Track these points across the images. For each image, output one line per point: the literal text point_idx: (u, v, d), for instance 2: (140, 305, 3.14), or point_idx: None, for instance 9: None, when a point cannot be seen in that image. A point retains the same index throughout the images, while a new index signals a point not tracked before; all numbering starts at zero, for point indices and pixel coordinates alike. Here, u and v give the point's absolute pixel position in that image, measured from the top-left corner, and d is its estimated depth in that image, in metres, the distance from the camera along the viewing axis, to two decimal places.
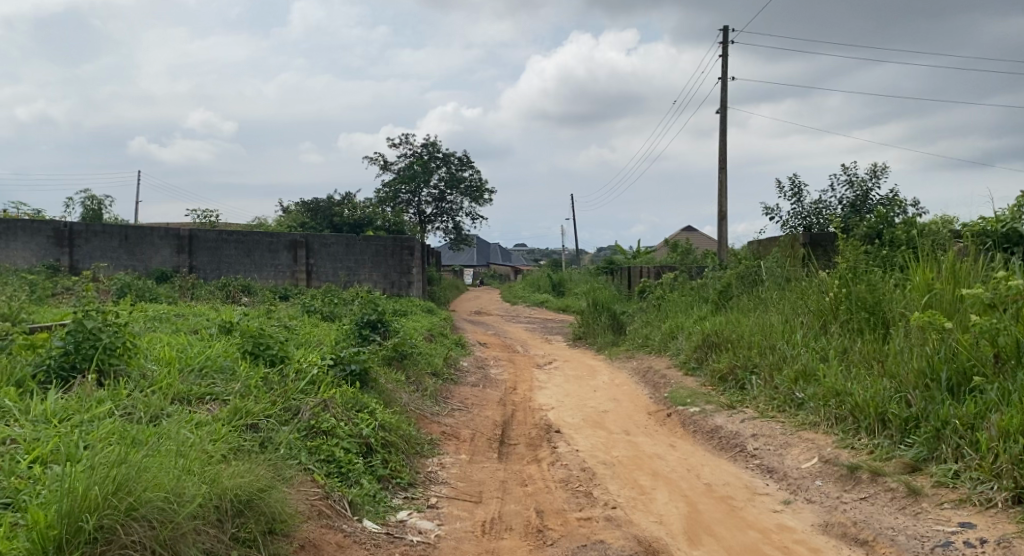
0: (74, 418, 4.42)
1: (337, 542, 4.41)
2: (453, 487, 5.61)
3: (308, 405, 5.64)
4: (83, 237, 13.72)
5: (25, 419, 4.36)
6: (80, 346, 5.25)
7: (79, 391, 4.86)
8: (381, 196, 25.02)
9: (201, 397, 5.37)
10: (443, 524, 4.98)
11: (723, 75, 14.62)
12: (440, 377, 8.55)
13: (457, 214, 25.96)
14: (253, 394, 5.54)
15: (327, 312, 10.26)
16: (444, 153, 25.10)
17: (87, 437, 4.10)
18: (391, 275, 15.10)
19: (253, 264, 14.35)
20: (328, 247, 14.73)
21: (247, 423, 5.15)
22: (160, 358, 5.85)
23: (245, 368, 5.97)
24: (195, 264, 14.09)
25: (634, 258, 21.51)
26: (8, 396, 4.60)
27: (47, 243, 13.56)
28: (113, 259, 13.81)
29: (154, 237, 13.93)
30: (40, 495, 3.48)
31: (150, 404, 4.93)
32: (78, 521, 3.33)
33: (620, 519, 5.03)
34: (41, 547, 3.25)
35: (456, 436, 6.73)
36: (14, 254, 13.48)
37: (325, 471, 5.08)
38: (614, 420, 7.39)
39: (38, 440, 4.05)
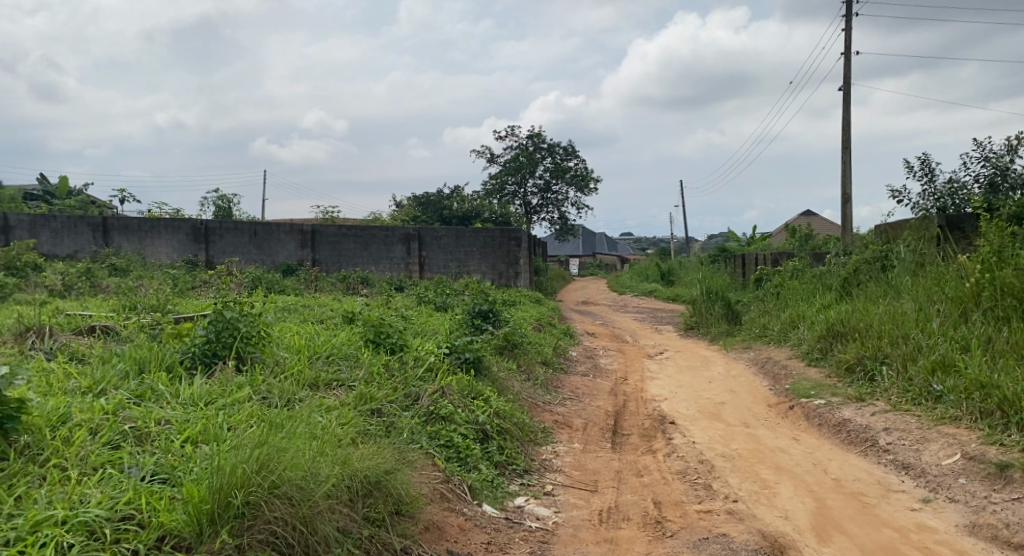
0: (219, 402, 4.71)
1: (459, 525, 4.51)
2: (568, 475, 5.62)
3: (427, 391, 5.79)
4: (217, 233, 14.55)
5: (176, 402, 4.66)
6: (221, 335, 5.57)
7: (222, 376, 5.17)
8: (489, 189, 25.34)
9: (329, 383, 5.61)
10: (560, 512, 5.00)
11: (846, 49, 13.92)
12: (550, 367, 8.59)
13: (563, 205, 25.88)
14: (377, 381, 5.74)
15: (439, 301, 10.46)
16: (549, 144, 24.98)
17: (231, 420, 4.37)
18: (499, 266, 15.18)
19: (370, 256, 14.82)
20: (439, 240, 14.98)
21: (372, 408, 5.33)
22: (291, 346, 6.12)
23: (368, 355, 6.20)
24: (318, 258, 14.68)
25: (749, 244, 20.89)
26: (161, 380, 4.93)
27: (186, 239, 14.47)
28: (244, 254, 14.58)
29: (280, 233, 14.63)
30: (193, 471, 3.70)
31: (284, 389, 5.18)
32: (228, 496, 3.51)
33: (742, 512, 4.91)
34: (196, 520, 3.42)
35: (569, 425, 6.74)
36: (158, 250, 14.42)
37: (445, 456, 5.20)
38: (732, 412, 7.21)
39: (188, 421, 4.31)
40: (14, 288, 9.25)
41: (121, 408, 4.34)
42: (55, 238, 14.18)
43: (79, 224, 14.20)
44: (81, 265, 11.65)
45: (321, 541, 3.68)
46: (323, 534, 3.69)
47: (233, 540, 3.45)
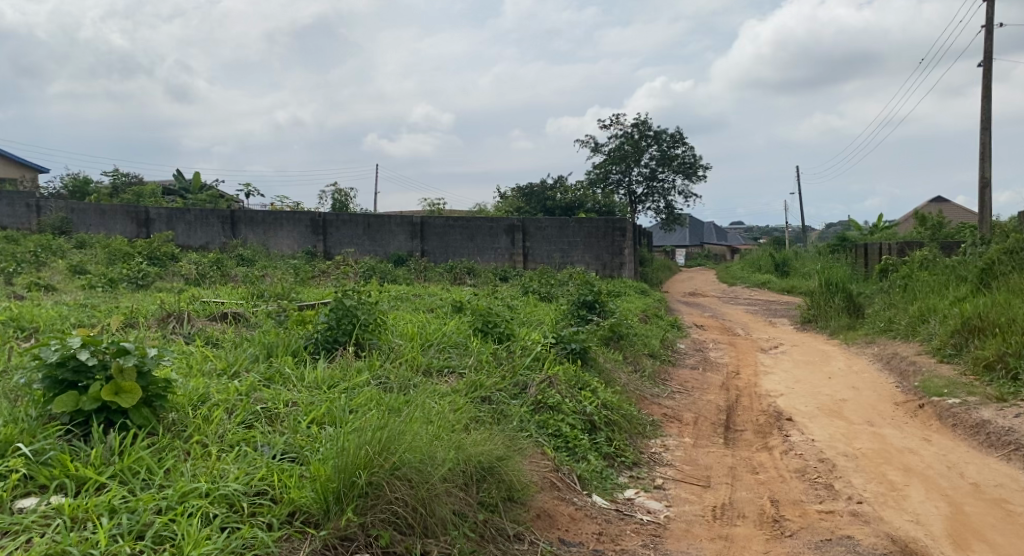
0: (340, 386, 4.89)
1: (570, 514, 4.52)
2: (679, 469, 5.52)
3: (534, 380, 5.82)
4: (335, 225, 15.08)
5: (302, 385, 4.87)
6: (341, 322, 5.77)
7: (342, 360, 5.37)
8: (592, 178, 25.27)
9: (441, 369, 5.73)
10: (672, 506, 4.93)
11: (987, 22, 13.03)
12: (658, 359, 8.47)
13: (669, 194, 25.40)
14: (486, 369, 5.82)
15: (544, 292, 10.47)
16: (655, 131, 24.53)
17: (352, 403, 4.53)
18: (603, 256, 14.59)
19: (475, 247, 14.88)
20: (543, 230, 14.67)
21: (482, 395, 5.41)
22: (404, 333, 6.28)
23: (477, 344, 6.29)
24: (426, 249, 14.99)
25: (872, 234, 19.92)
26: (289, 364, 5.17)
27: (306, 231, 15.11)
28: (358, 245, 15.07)
29: (392, 224, 15.03)
30: (319, 452, 3.85)
31: (400, 375, 5.33)
32: (352, 476, 3.62)
33: (869, 515, 4.70)
34: (325, 497, 3.56)
35: (679, 419, 6.62)
36: (280, 242, 15.15)
37: (554, 445, 5.23)
38: (854, 409, 6.91)
39: (313, 403, 4.51)
40: (154, 276, 9.91)
41: (253, 390, 4.58)
42: (189, 231, 15.39)
43: (210, 216, 15.28)
44: (212, 255, 12.35)
45: (439, 523, 3.77)
46: (440, 517, 3.77)
47: (357, 518, 3.56)
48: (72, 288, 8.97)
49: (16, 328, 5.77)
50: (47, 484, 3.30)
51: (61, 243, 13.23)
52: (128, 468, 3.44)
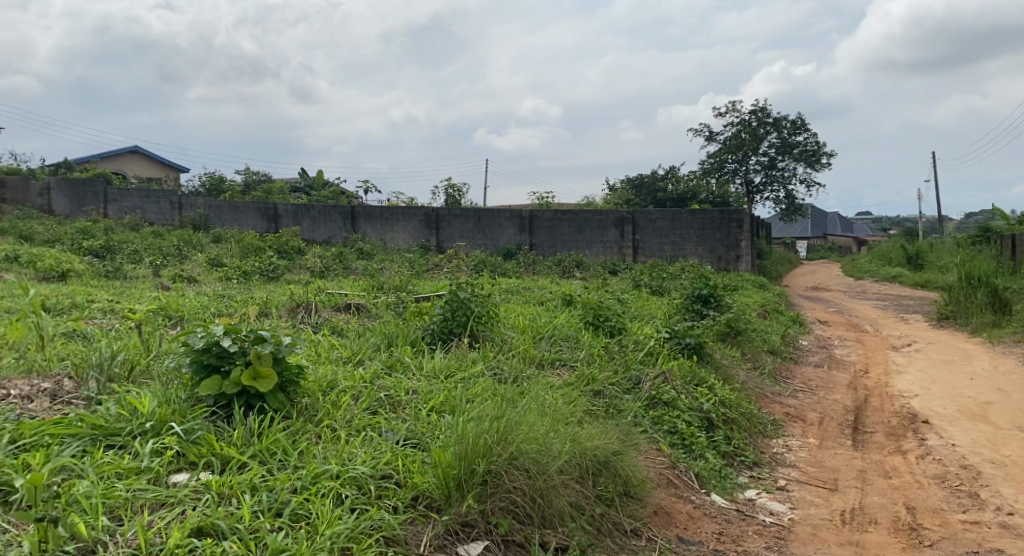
0: (455, 376, 5.00)
1: (688, 512, 4.47)
2: (803, 470, 5.34)
3: (648, 375, 5.76)
4: (446, 220, 15.42)
5: (419, 374, 5.01)
6: (456, 313, 5.87)
7: (457, 352, 5.48)
8: (707, 167, 24.74)
9: (553, 362, 5.77)
10: (795, 508, 4.78)
11: None
12: (778, 356, 8.22)
13: (790, 182, 24.51)
14: (598, 363, 5.81)
15: (656, 285, 10.34)
16: (775, 118, 23.70)
17: (468, 393, 4.63)
18: (718, 249, 14.17)
19: (584, 240, 14.81)
20: (654, 222, 14.42)
21: (594, 389, 5.41)
22: (516, 326, 6.35)
23: (589, 337, 6.29)
24: (535, 242, 15.03)
25: (1019, 224, 18.56)
26: (407, 354, 5.33)
27: (419, 225, 15.53)
28: (469, 239, 15.33)
29: (501, 218, 15.17)
30: (439, 440, 3.95)
31: (513, 366, 5.40)
32: (471, 465, 3.69)
33: (1020, 528, 4.43)
34: (445, 484, 3.64)
35: (802, 419, 6.41)
36: (397, 236, 15.63)
37: (669, 442, 5.17)
38: (1000, 413, 6.49)
39: (431, 392, 4.63)
40: (283, 268, 10.45)
41: (375, 379, 4.76)
42: (313, 225, 16.07)
43: (332, 212, 15.94)
44: (334, 249, 12.87)
45: (556, 514, 3.80)
46: (557, 508, 3.80)
47: (478, 505, 3.63)
48: (211, 280, 9.58)
49: (164, 317, 6.22)
50: (196, 461, 3.53)
51: (198, 237, 14.12)
52: (266, 449, 3.65)
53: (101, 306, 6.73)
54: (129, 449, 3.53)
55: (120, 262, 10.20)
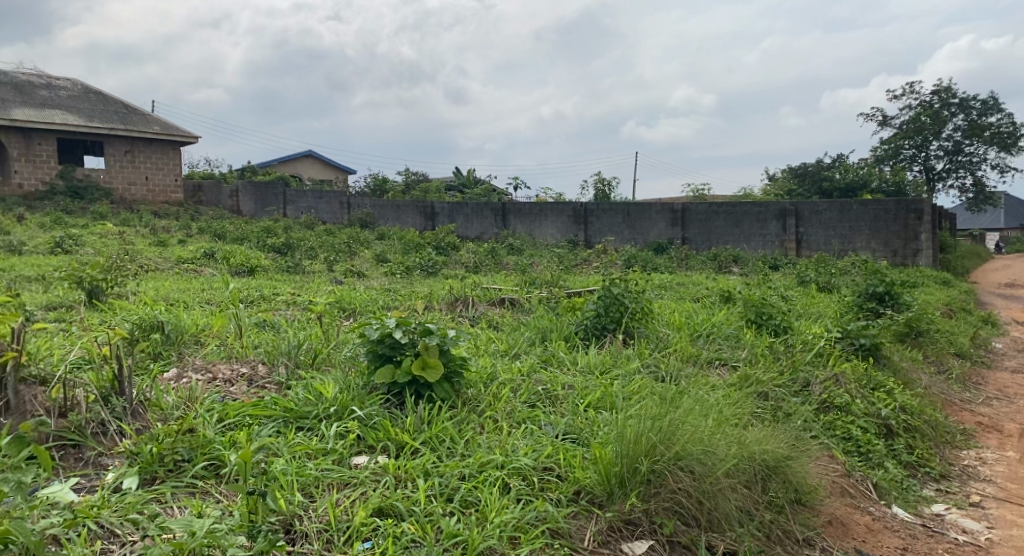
0: (613, 371, 5.00)
1: (867, 525, 4.25)
2: (1001, 487, 4.92)
3: (818, 377, 5.50)
4: (595, 214, 15.43)
5: (575, 368, 5.05)
6: (609, 309, 5.83)
7: (611, 348, 5.48)
8: (880, 154, 23.30)
9: (711, 360, 5.66)
10: (994, 528, 4.41)
11: None
12: (966, 359, 7.63)
13: (979, 168, 22.65)
14: (761, 363, 5.64)
15: (824, 281, 9.85)
16: (961, 99, 21.97)
17: (626, 390, 4.62)
18: (893, 242, 12.92)
19: (741, 234, 14.21)
20: (820, 214, 13.49)
21: (757, 390, 5.24)
22: (672, 323, 6.29)
23: (750, 336, 6.11)
24: (688, 236, 14.65)
25: None
26: (562, 349, 5.40)
27: (568, 221, 15.70)
28: (618, 234, 15.25)
29: (652, 212, 14.91)
30: (599, 435, 3.96)
31: (670, 364, 5.32)
32: (635, 463, 3.67)
33: None
34: (608, 479, 3.64)
35: (998, 430, 5.92)
36: (545, 231, 15.98)
37: (843, 448, 4.94)
38: None
39: (588, 387, 4.67)
40: (441, 264, 10.83)
41: (533, 372, 4.88)
42: (467, 222, 16.81)
43: (484, 209, 16.66)
44: (488, 245, 13.18)
45: (723, 518, 3.71)
46: (724, 512, 3.71)
47: (641, 503, 3.61)
48: (378, 275, 10.11)
49: (338, 309, 6.65)
50: (374, 445, 3.77)
51: (364, 234, 14.89)
52: (435, 436, 3.84)
53: (284, 299, 7.28)
54: (317, 431, 3.82)
55: (298, 257, 10.96)
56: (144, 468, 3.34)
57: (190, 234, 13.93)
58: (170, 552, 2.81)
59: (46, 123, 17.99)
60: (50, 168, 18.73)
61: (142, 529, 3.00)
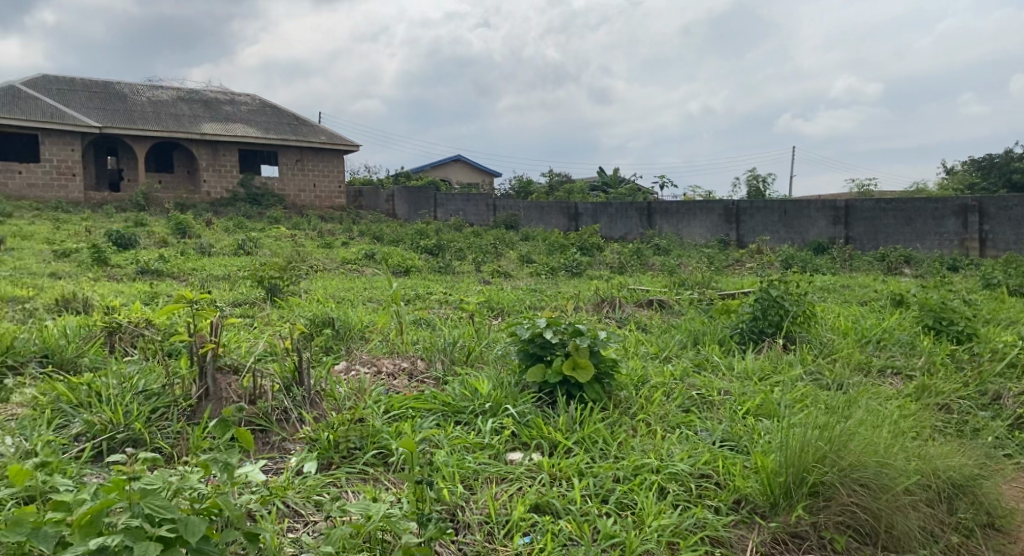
0: (773, 377, 4.80)
1: None
2: None
3: (1010, 390, 5.01)
4: (748, 213, 14.91)
5: (731, 374, 4.90)
6: (767, 312, 5.58)
7: (770, 353, 5.26)
8: None
9: (883, 368, 5.32)
10: None
11: None
12: None
13: None
14: (941, 372, 5.21)
15: (1013, 285, 8.98)
16: None
17: (788, 398, 4.43)
18: None
19: (914, 232, 13.01)
20: (1010, 210, 12.05)
21: (938, 402, 4.87)
22: (836, 328, 5.98)
23: (928, 342, 5.67)
24: (852, 235, 13.66)
25: None
26: (717, 353, 5.26)
27: (718, 220, 15.30)
28: (773, 233, 14.60)
29: (811, 210, 14.12)
30: (761, 443, 3.81)
31: (836, 372, 5.05)
32: (803, 472, 3.49)
33: None
34: (771, 490, 3.47)
35: None
36: (694, 231, 15.66)
37: None
38: None
39: (746, 393, 4.53)
40: (585, 265, 10.80)
41: (687, 376, 4.79)
42: (611, 222, 16.86)
43: (628, 209, 16.61)
44: (633, 245, 13.03)
45: (905, 538, 3.43)
46: (904, 530, 3.42)
47: (809, 517, 3.43)
48: (524, 275, 10.25)
49: (488, 308, 6.79)
50: (529, 442, 3.83)
51: (509, 236, 15.12)
52: (589, 437, 3.84)
53: (437, 298, 7.53)
54: (473, 426, 3.92)
55: (448, 259, 11.28)
56: (322, 454, 3.57)
57: (352, 236, 14.68)
58: (349, 534, 2.89)
59: (233, 135, 19.59)
60: (231, 176, 20.32)
61: (322, 510, 3.19)
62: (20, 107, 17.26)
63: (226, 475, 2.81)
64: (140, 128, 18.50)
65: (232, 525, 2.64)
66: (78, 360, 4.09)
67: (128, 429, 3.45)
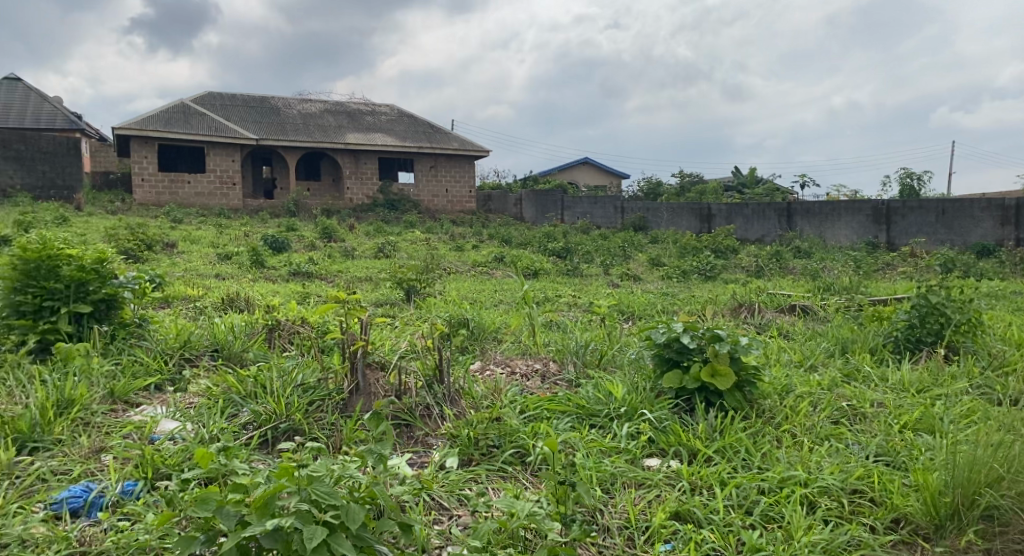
0: (934, 390, 4.50)
1: None
2: None
3: None
4: (900, 213, 14.00)
5: (884, 385, 4.63)
6: (926, 320, 5.23)
7: (931, 363, 4.92)
8: None
9: None
10: None
11: None
12: None
13: None
14: None
15: None
16: None
17: (952, 413, 4.14)
18: None
19: None
20: None
21: None
22: (1007, 339, 5.52)
23: None
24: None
25: None
26: (868, 362, 4.99)
27: (867, 221, 14.47)
28: (930, 234, 13.61)
29: (975, 209, 13.02)
30: (922, 460, 3.58)
31: (1008, 386, 4.65)
32: (974, 494, 3.24)
33: None
34: (935, 509, 3.24)
35: None
36: (839, 233, 14.92)
37: None
38: None
39: (903, 406, 4.27)
40: (720, 268, 10.51)
41: (835, 386, 4.58)
42: (747, 224, 16.42)
43: (767, 210, 16.04)
44: (770, 248, 12.57)
45: None
46: None
47: (982, 542, 3.16)
48: (654, 278, 10.11)
49: (619, 312, 6.74)
50: (666, 449, 3.78)
51: (639, 238, 14.95)
52: (730, 446, 3.74)
53: (567, 301, 7.55)
54: (609, 430, 3.91)
55: (577, 262, 11.28)
56: (462, 450, 3.66)
57: (482, 240, 14.95)
58: (495, 529, 2.94)
59: (371, 145, 20.42)
60: (372, 183, 21.15)
61: (466, 505, 3.28)
62: (188, 122, 18.70)
63: (381, 467, 2.93)
64: (290, 139, 19.62)
65: (388, 515, 2.75)
66: (243, 354, 4.38)
67: (289, 419, 3.66)
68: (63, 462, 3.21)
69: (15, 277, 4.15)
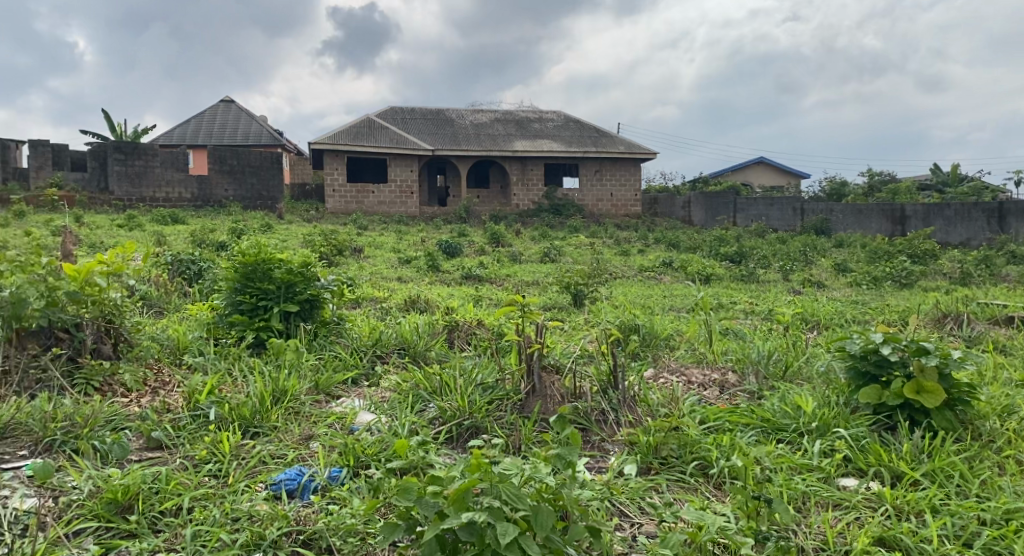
0: None
1: None
2: None
3: None
4: None
5: None
6: None
7: None
8: None
9: None
10: None
11: None
12: None
13: None
14: None
15: None
16: None
17: None
18: None
19: None
20: None
21: None
22: None
23: None
24: None
25: None
26: None
27: None
28: None
29: None
30: None
31: None
32: None
33: None
34: None
35: None
36: None
37: None
38: None
39: None
40: (917, 275, 9.69)
41: None
42: (948, 226, 15.00)
43: (973, 211, 14.70)
44: (976, 253, 11.43)
45: None
46: None
47: None
48: (841, 285, 9.47)
49: (803, 321, 6.36)
50: (865, 469, 3.50)
51: (822, 242, 14.11)
52: (941, 470, 3.41)
53: (744, 308, 7.23)
54: (798, 445, 3.69)
55: (753, 266, 10.81)
56: (642, 458, 3.58)
57: (649, 244, 14.69)
58: (685, 541, 2.84)
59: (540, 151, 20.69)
60: (537, 189, 21.44)
61: (651, 515, 3.20)
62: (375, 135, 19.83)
63: (570, 472, 2.92)
64: (466, 149, 20.30)
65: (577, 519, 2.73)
66: (428, 352, 4.55)
67: (472, 417, 3.74)
68: (279, 447, 3.45)
69: (235, 278, 4.54)
